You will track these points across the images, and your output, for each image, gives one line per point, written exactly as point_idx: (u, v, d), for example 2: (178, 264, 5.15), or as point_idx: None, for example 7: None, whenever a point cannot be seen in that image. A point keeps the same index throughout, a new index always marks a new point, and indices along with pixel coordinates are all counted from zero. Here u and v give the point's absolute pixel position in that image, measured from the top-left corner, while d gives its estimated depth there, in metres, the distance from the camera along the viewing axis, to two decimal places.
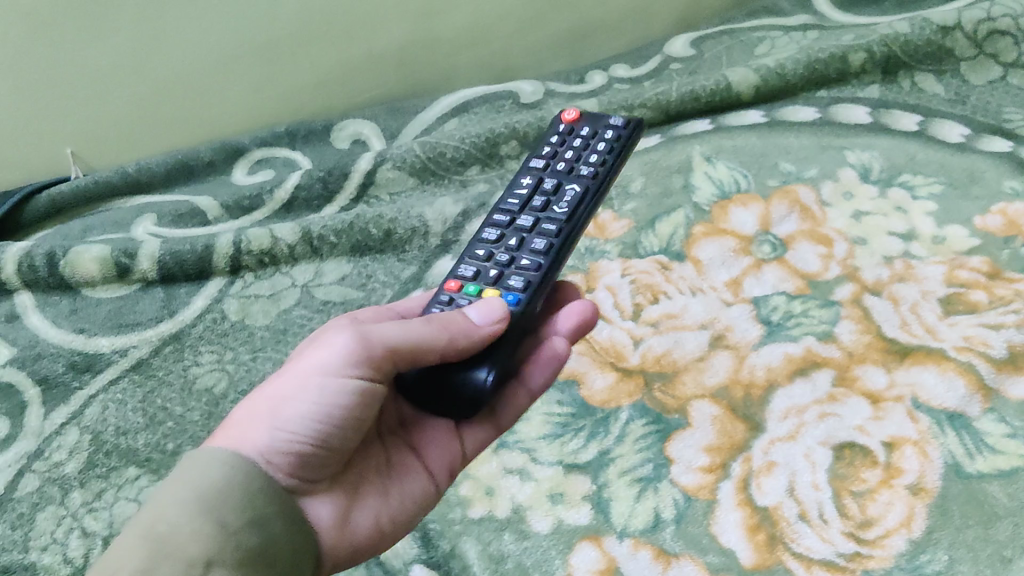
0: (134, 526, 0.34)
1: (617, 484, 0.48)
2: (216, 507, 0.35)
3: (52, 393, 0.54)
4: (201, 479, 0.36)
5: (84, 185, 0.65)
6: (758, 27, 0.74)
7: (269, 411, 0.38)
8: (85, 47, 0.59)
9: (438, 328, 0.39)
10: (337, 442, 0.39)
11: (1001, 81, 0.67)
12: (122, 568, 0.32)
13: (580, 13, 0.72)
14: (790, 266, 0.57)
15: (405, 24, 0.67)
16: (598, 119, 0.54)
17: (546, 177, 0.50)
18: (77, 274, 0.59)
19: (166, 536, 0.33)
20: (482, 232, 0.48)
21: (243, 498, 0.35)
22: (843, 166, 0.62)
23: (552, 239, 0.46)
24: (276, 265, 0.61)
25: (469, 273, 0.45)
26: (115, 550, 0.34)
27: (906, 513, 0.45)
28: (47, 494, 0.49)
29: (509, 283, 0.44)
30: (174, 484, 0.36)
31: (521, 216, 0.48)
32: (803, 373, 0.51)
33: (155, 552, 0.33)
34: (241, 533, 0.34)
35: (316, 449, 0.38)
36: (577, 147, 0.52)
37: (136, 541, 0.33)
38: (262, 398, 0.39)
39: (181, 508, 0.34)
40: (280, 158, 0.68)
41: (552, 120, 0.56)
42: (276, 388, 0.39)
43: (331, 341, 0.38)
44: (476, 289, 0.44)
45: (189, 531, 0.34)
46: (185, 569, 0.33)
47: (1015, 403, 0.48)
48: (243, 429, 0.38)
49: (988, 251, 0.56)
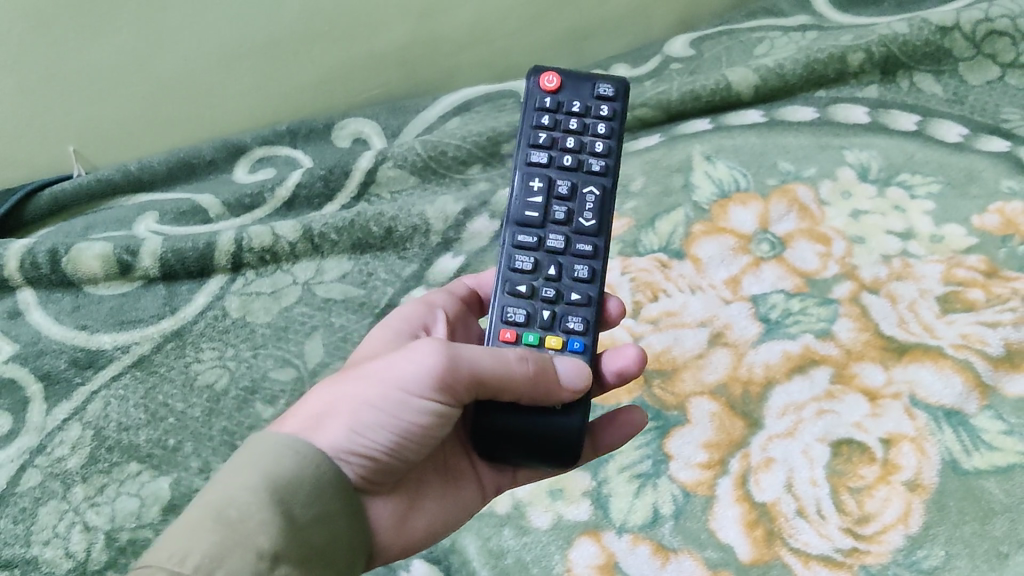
0: (201, 508, 0.34)
1: (617, 480, 0.48)
2: (287, 498, 0.35)
3: (54, 388, 0.55)
4: (277, 465, 0.36)
5: (86, 183, 0.65)
6: (757, 28, 0.74)
7: (350, 412, 0.39)
8: (89, 46, 0.60)
9: (532, 372, 0.40)
10: (408, 452, 0.40)
11: (999, 82, 0.67)
12: (193, 551, 0.32)
13: (580, 12, 0.72)
14: (789, 264, 0.57)
15: (406, 23, 0.67)
16: (581, 84, 0.47)
17: (552, 174, 0.45)
18: (79, 271, 0.59)
19: (236, 523, 0.33)
20: (509, 261, 0.44)
21: (313, 492, 0.36)
22: (841, 165, 0.62)
23: (594, 264, 0.44)
24: (277, 263, 0.61)
25: (521, 317, 0.43)
26: (183, 529, 0.33)
27: (903, 509, 0.45)
28: (49, 489, 0.50)
29: (569, 326, 0.43)
30: (244, 466, 0.36)
31: (548, 235, 0.44)
32: (801, 370, 0.51)
33: (226, 538, 0.33)
34: (306, 529, 0.35)
35: (388, 456, 0.40)
36: (571, 127, 0.46)
37: (205, 523, 0.33)
38: (342, 396, 0.39)
39: (253, 494, 0.34)
40: (281, 156, 0.69)
41: (527, 78, 0.47)
42: (359, 388, 0.39)
43: (418, 355, 0.39)
44: (538, 340, 0.43)
45: (258, 520, 0.34)
46: (254, 560, 0.33)
47: (1012, 401, 0.49)
48: (321, 422, 0.39)
49: (986, 250, 0.56)
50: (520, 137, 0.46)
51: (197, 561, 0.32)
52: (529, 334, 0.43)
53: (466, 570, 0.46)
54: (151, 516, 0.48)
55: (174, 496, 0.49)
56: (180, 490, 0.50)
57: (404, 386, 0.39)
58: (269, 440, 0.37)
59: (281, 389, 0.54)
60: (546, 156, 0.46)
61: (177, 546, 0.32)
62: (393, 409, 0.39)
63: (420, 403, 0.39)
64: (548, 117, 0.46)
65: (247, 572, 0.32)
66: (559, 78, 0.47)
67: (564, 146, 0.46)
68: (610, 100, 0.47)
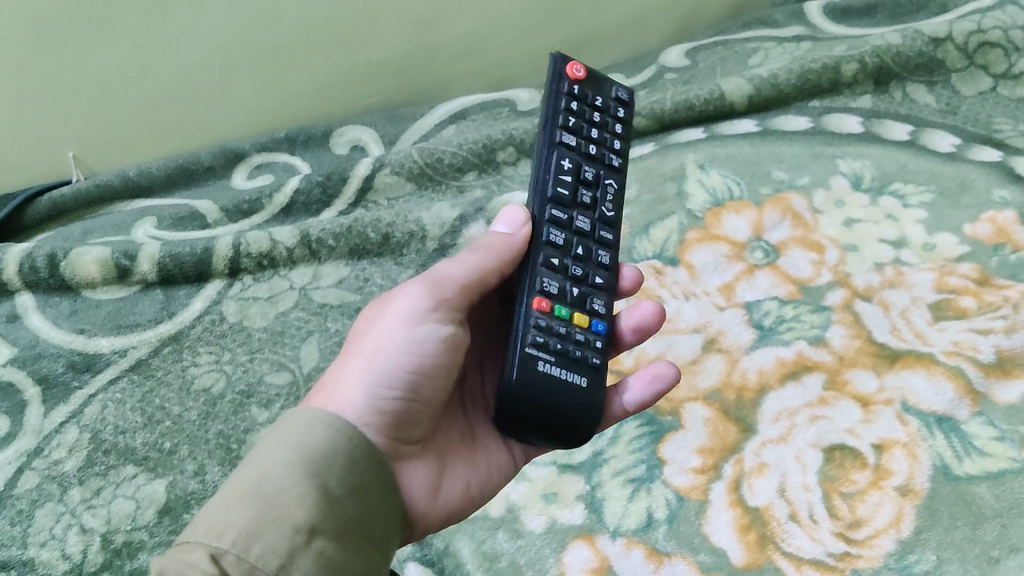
0: (238, 485, 0.35)
1: (610, 485, 0.49)
2: (320, 471, 0.36)
3: (52, 392, 0.55)
4: (307, 438, 0.37)
5: (85, 189, 0.66)
6: (751, 38, 0.75)
7: (362, 368, 0.41)
8: (91, 52, 0.60)
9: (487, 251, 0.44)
10: (426, 394, 0.42)
11: (991, 93, 0.68)
12: (231, 525, 0.33)
13: (577, 22, 0.73)
14: (783, 272, 0.58)
15: (404, 32, 0.68)
16: (599, 82, 0.49)
17: (577, 155, 0.46)
18: (78, 275, 0.60)
19: (271, 498, 0.34)
20: (542, 235, 0.44)
21: (345, 465, 0.37)
22: (835, 174, 0.63)
23: (611, 253, 0.46)
24: (275, 268, 0.61)
25: (554, 290, 0.43)
26: (220, 505, 0.34)
27: (895, 514, 0.46)
28: (46, 491, 0.50)
29: (594, 310, 0.45)
30: (278, 442, 0.37)
31: (575, 216, 0.45)
32: (794, 376, 0.52)
33: (262, 514, 0.34)
34: (341, 502, 0.36)
35: (408, 404, 0.41)
36: (592, 115, 0.47)
37: (242, 499, 0.34)
38: (350, 363, 0.41)
39: (286, 469, 0.36)
40: (279, 162, 0.69)
41: (552, 60, 0.48)
42: (366, 345, 0.42)
43: (408, 293, 0.42)
44: (567, 314, 0.43)
45: (293, 496, 0.35)
46: (290, 534, 0.34)
47: (1003, 407, 0.49)
48: (339, 388, 0.40)
49: (978, 259, 0.57)
50: (545, 116, 0.46)
51: (235, 535, 0.33)
52: (560, 307, 0.43)
53: (460, 573, 0.46)
54: (147, 519, 0.49)
55: (170, 499, 0.49)
56: (175, 493, 0.50)
57: (404, 321, 0.41)
58: (301, 415, 0.38)
59: (277, 394, 0.55)
60: (574, 141, 0.46)
61: (214, 522, 0.33)
62: (401, 347, 0.41)
63: (424, 331, 0.42)
64: (573, 102, 0.47)
65: (283, 546, 0.33)
66: (581, 69, 0.48)
67: (588, 135, 0.47)
68: (621, 103, 0.50)
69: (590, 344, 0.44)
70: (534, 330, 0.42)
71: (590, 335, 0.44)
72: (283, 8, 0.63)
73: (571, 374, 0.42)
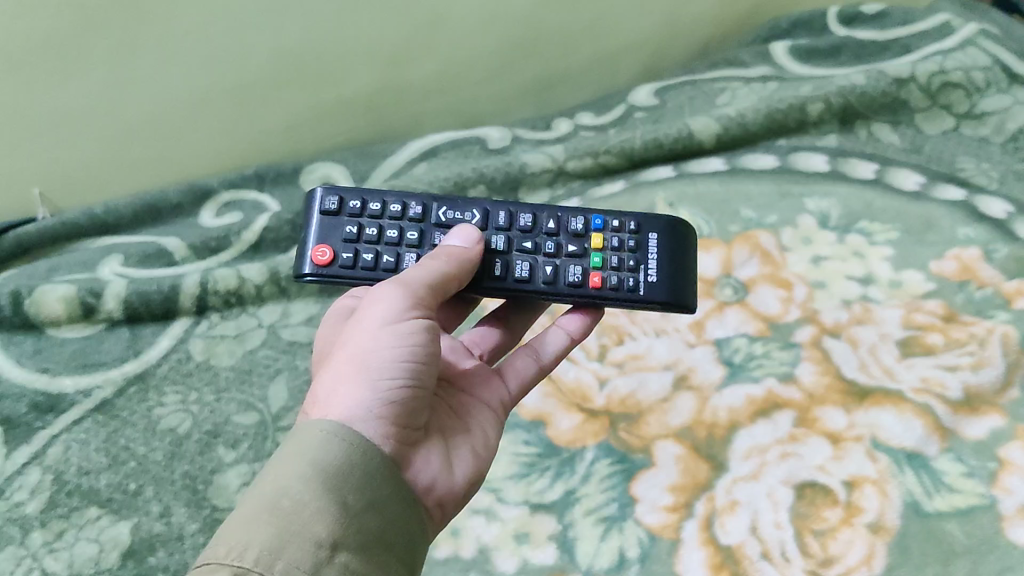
0: (254, 502, 0.32)
1: (583, 524, 0.48)
2: (338, 485, 0.33)
3: (14, 432, 0.54)
4: (320, 453, 0.34)
5: (51, 227, 0.65)
6: (718, 78, 0.75)
7: (356, 368, 0.37)
8: (57, 89, 0.59)
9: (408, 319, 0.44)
10: (426, 380, 0.39)
11: (954, 132, 0.69)
12: (252, 542, 0.31)
13: (547, 63, 0.73)
14: (752, 309, 0.58)
15: (374, 72, 0.68)
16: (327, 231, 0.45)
17: (407, 247, 0.45)
18: (42, 314, 0.58)
19: (290, 514, 0.32)
20: (509, 271, 0.45)
21: (362, 478, 0.34)
22: (802, 213, 0.64)
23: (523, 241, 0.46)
24: (242, 306, 0.61)
25: (575, 272, 0.46)
26: (238, 522, 0.32)
27: (867, 551, 0.46)
28: (7, 535, 0.49)
29: (574, 229, 0.47)
30: (291, 457, 0.34)
31: (513, 261, 0.46)
32: (764, 414, 0.52)
33: (282, 530, 0.31)
34: (361, 515, 0.33)
35: (411, 390, 0.38)
36: (354, 205, 0.46)
37: (259, 516, 0.32)
38: (339, 369, 0.38)
39: (304, 484, 0.33)
40: (248, 200, 0.69)
41: (310, 274, 0.45)
42: (352, 349, 0.38)
43: (379, 297, 0.39)
44: (598, 259, 0.46)
45: (313, 510, 0.32)
46: (313, 550, 0.31)
47: (972, 443, 0.50)
48: (338, 392, 0.37)
49: (944, 295, 0.57)
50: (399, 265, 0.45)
51: (257, 553, 0.30)
52: (594, 256, 0.46)
53: None
54: (110, 562, 0.48)
55: (134, 542, 0.49)
56: (140, 535, 0.49)
57: (385, 322, 0.39)
58: (309, 428, 0.35)
59: (244, 433, 0.54)
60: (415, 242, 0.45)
61: (235, 539, 0.31)
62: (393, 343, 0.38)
63: (407, 325, 0.39)
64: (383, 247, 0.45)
65: (307, 562, 0.31)
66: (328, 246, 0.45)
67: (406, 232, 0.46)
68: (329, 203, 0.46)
69: (614, 234, 0.47)
70: (620, 268, 0.46)
71: (613, 237, 0.47)
72: (254, 46, 0.62)
73: (654, 245, 0.47)
